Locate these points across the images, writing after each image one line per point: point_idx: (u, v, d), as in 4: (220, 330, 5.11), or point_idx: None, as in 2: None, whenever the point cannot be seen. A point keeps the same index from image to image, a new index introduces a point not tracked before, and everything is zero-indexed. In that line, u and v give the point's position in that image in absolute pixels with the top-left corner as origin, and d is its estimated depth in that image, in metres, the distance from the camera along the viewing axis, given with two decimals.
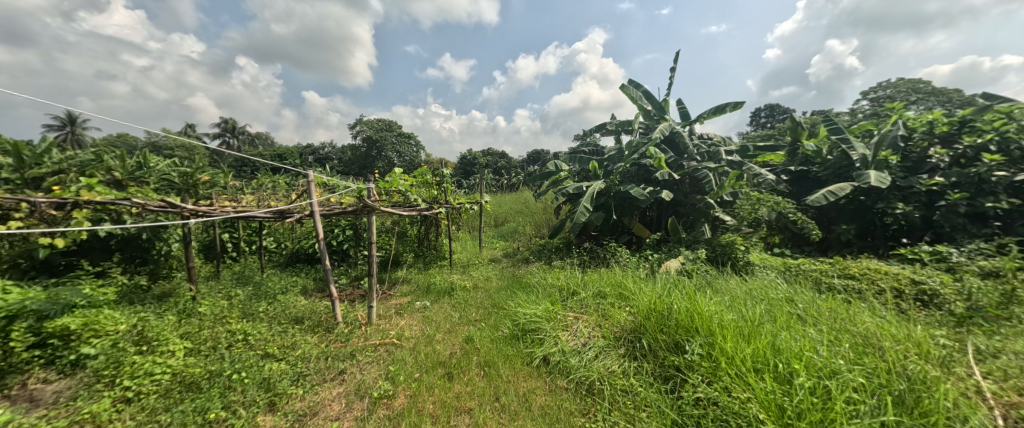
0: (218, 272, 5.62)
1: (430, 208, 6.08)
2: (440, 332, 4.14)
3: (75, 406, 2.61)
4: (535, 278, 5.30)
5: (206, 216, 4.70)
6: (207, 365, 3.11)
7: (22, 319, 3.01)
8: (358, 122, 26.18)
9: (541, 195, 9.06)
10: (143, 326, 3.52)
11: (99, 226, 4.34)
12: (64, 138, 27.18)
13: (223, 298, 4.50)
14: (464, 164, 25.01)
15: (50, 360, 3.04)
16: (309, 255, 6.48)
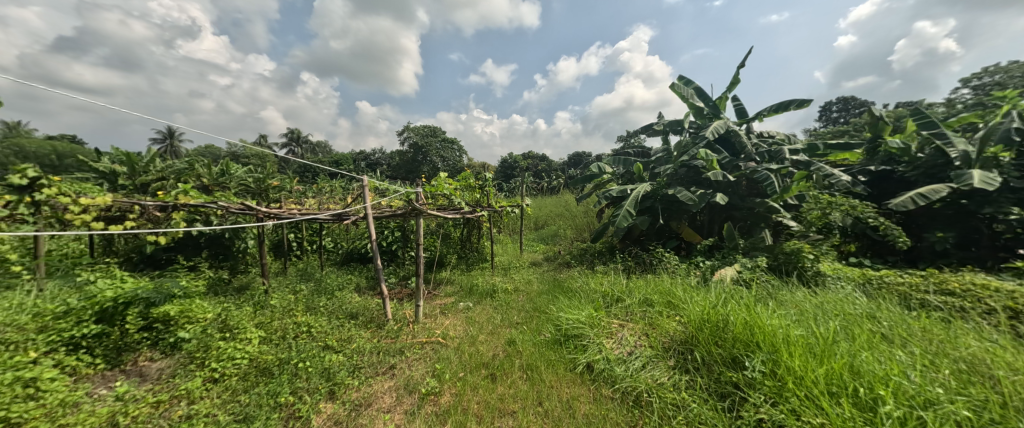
0: (285, 269, 6.20)
1: (473, 211, 6.23)
2: (483, 333, 4.22)
3: (174, 382, 3.02)
4: (577, 282, 5.23)
5: (276, 217, 5.21)
6: (277, 353, 3.44)
7: (135, 306, 3.60)
8: (406, 129, 27.56)
9: (584, 198, 8.91)
10: (225, 315, 3.98)
11: (191, 226, 4.99)
12: (164, 150, 31.56)
13: (290, 292, 4.95)
14: (505, 168, 25.33)
15: (154, 341, 3.54)
16: (362, 254, 6.93)
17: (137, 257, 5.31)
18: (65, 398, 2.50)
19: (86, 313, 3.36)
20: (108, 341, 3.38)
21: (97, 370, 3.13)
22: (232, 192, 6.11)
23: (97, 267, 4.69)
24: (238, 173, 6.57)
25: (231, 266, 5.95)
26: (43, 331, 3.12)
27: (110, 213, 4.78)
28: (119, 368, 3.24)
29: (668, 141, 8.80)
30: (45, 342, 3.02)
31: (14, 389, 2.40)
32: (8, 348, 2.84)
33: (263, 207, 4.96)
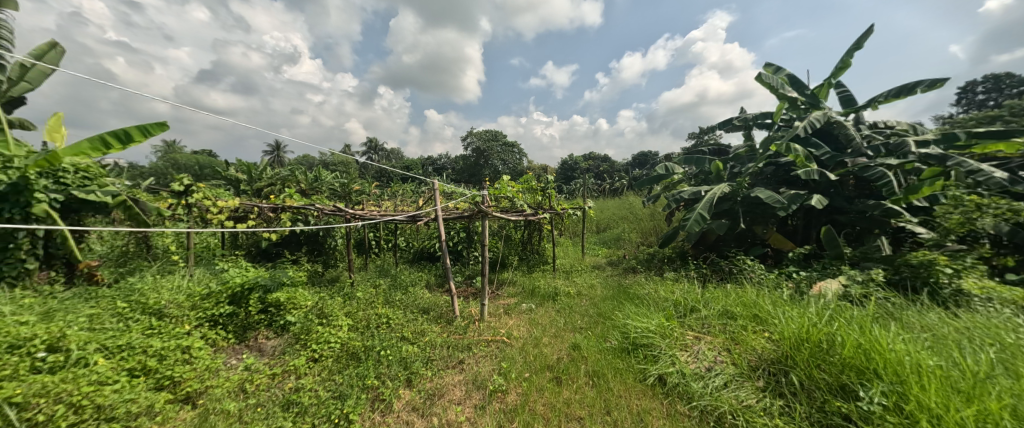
0: (366, 264, 6.85)
1: (536, 214, 6.24)
2: (547, 335, 4.21)
3: (283, 359, 3.53)
4: (644, 289, 4.95)
5: (359, 218, 5.76)
6: (363, 341, 3.81)
7: (256, 291, 4.29)
8: (470, 135, 28.70)
9: (652, 200, 8.41)
10: (321, 304, 4.54)
11: (294, 225, 5.78)
12: (272, 160, 36.91)
13: (371, 286, 5.47)
14: (566, 170, 25.05)
15: (268, 322, 4.17)
16: (431, 253, 7.36)
17: (256, 249, 6.33)
18: (209, 364, 3.06)
19: (222, 295, 4.16)
20: (237, 320, 4.06)
21: (229, 343, 3.78)
22: (323, 196, 6.83)
23: (227, 259, 5.69)
24: (327, 179, 7.35)
25: (324, 260, 6.73)
26: (193, 310, 3.89)
27: (236, 213, 5.75)
28: (243, 343, 3.88)
29: (752, 136, 7.93)
30: (195, 317, 3.79)
31: (176, 353, 3.03)
32: (172, 321, 3.66)
33: (349, 209, 5.55)
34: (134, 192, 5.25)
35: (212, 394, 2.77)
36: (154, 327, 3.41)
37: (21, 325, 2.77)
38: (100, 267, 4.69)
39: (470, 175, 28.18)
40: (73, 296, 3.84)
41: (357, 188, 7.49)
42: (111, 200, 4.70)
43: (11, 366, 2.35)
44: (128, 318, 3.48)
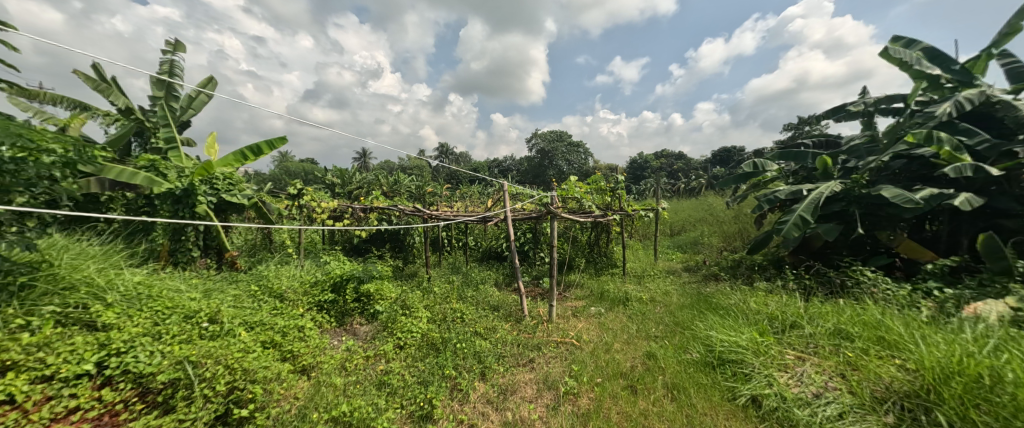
0: (440, 261, 7.29)
1: (606, 215, 6.01)
2: (619, 341, 4.05)
3: (373, 343, 3.93)
4: (731, 299, 4.48)
5: (436, 218, 6.09)
6: (441, 333, 4.08)
7: (350, 281, 4.86)
8: (535, 136, 28.82)
9: (740, 200, 7.58)
10: (402, 297, 4.96)
11: (380, 223, 6.40)
12: (360, 165, 41.28)
13: (445, 282, 5.81)
14: (637, 169, 23.84)
15: (361, 310, 4.68)
16: (499, 252, 7.52)
17: (349, 245, 7.18)
18: (318, 343, 3.54)
19: (326, 285, 4.81)
20: (337, 306, 4.64)
21: (332, 326, 4.33)
22: (400, 197, 7.52)
23: (328, 252, 6.53)
24: (402, 184, 8.22)
25: (403, 257, 7.27)
26: (303, 296, 4.53)
27: (335, 213, 6.59)
28: (341, 326, 4.42)
29: (873, 124, 6.68)
30: (307, 301, 4.44)
31: (293, 331, 3.57)
32: (290, 303, 4.33)
33: (426, 210, 5.96)
34: (261, 195, 6.29)
35: (321, 370, 3.19)
36: (276, 308, 4.06)
37: (188, 300, 3.51)
38: (238, 256, 5.72)
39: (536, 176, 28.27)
40: (218, 279, 4.73)
41: (431, 190, 8.03)
42: (245, 201, 5.69)
43: (184, 333, 2.99)
44: (257, 300, 4.19)
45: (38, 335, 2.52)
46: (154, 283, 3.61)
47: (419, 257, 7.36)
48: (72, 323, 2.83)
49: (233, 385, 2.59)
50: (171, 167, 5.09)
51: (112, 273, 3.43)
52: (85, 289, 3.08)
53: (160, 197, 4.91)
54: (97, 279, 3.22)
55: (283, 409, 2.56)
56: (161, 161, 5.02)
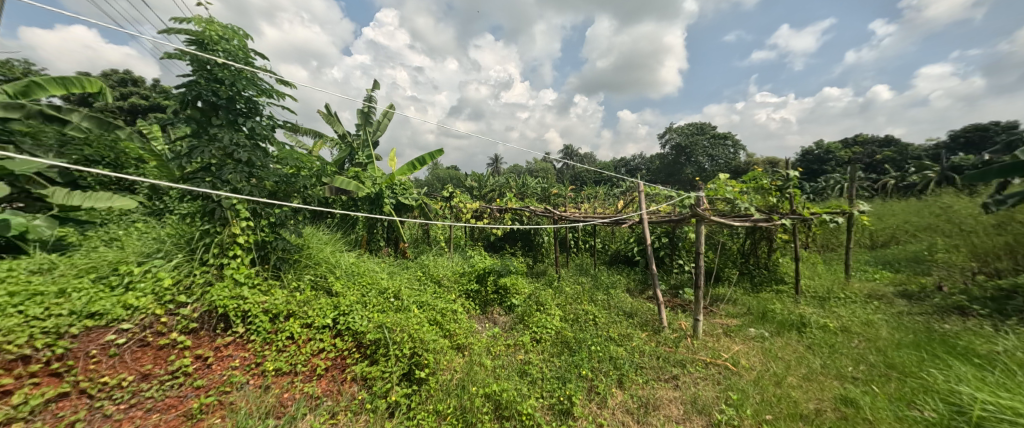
0: (567, 262, 7.35)
1: (770, 219, 4.99)
2: (795, 375, 3.30)
3: (511, 333, 4.24)
4: (995, 346, 3.12)
5: (567, 219, 6.17)
6: (573, 332, 4.11)
7: (491, 274, 5.34)
8: (672, 130, 26.07)
9: (1010, 201, 5.23)
10: (535, 294, 5.20)
11: (514, 222, 6.95)
12: (494, 169, 45.07)
13: (574, 283, 5.81)
14: (815, 162, 19.05)
15: (499, 302, 5.11)
16: (629, 256, 7.07)
17: (487, 242, 7.93)
18: (470, 327, 4.01)
19: (471, 276, 5.41)
20: (480, 295, 5.17)
21: (478, 313, 4.84)
22: (526, 199, 8.03)
23: (472, 248, 7.36)
24: (529, 186, 8.69)
25: (533, 255, 7.57)
26: (454, 284, 5.22)
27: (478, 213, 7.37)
28: (484, 313, 4.90)
29: None
30: (457, 289, 5.10)
31: (451, 314, 4.14)
32: (444, 289, 5.04)
33: (557, 211, 6.09)
34: (424, 198, 7.56)
35: (473, 349, 3.60)
36: (435, 293, 4.80)
37: (379, 280, 4.47)
38: (407, 247, 6.98)
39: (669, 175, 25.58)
40: (394, 264, 5.86)
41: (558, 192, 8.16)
42: (413, 202, 6.94)
43: (379, 305, 3.84)
44: (420, 284, 5.03)
45: (302, 295, 3.63)
46: (358, 264, 4.78)
47: (548, 256, 7.58)
48: (319, 288, 4.01)
49: (414, 351, 3.17)
50: (367, 177, 6.58)
51: (336, 255, 4.65)
52: (324, 266, 4.27)
53: (362, 200, 6.43)
54: (330, 259, 4.41)
55: (448, 377, 3.01)
56: (362, 172, 6.55)
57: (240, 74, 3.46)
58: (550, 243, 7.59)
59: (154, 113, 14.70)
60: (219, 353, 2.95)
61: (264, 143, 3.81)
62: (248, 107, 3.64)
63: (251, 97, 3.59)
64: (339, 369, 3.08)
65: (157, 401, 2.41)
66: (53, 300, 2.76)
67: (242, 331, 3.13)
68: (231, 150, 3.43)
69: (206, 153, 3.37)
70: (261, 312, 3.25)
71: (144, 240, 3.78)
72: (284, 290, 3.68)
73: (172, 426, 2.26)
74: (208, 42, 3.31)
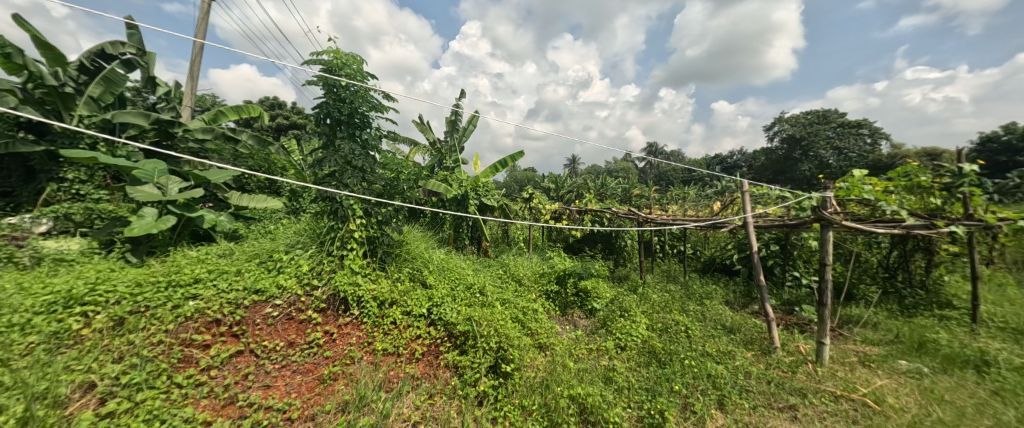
0: (653, 267, 6.87)
1: (932, 227, 3.97)
2: (972, 426, 2.58)
3: (593, 337, 4.12)
4: None
5: (654, 222, 5.77)
6: (662, 343, 3.83)
7: (572, 276, 5.26)
8: (783, 121, 22.47)
9: None
10: (618, 299, 4.98)
11: (594, 224, 6.76)
12: (574, 170, 44.50)
13: (663, 290, 5.40)
14: (1000, 153, 14.65)
15: (580, 305, 5.02)
16: (726, 265, 6.31)
17: (566, 243, 7.84)
18: (552, 327, 4.00)
19: (552, 277, 5.40)
20: (560, 297, 5.13)
21: (559, 314, 4.81)
22: (607, 200, 7.76)
23: (552, 249, 7.36)
24: (611, 187, 8.34)
25: (614, 259, 7.24)
26: (535, 284, 5.29)
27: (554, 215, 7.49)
28: (564, 315, 4.86)
29: None
30: (538, 289, 5.14)
31: (533, 314, 4.19)
32: (526, 289, 5.13)
33: (642, 213, 5.75)
34: (506, 199, 7.81)
35: (555, 350, 3.59)
36: (516, 291, 4.92)
37: (465, 276, 4.75)
38: (490, 246, 7.28)
39: (779, 172, 21.93)
40: (478, 262, 6.16)
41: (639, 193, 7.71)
42: (495, 203, 7.23)
43: (466, 299, 4.08)
44: (502, 282, 5.21)
45: (403, 286, 4.04)
46: (447, 260, 5.15)
47: (631, 261, 7.20)
48: (416, 279, 4.41)
49: (501, 345, 3.29)
50: (454, 180, 7.04)
51: (428, 251, 5.06)
52: (419, 261, 4.68)
53: (450, 201, 6.90)
54: (424, 255, 4.81)
55: (533, 375, 3.05)
56: (450, 175, 7.02)
57: (358, 94, 4.01)
58: (633, 247, 7.19)
59: (293, 130, 17.95)
60: (341, 330, 3.45)
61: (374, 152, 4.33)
62: (363, 121, 4.19)
63: (364, 112, 4.13)
64: (433, 355, 3.36)
65: (300, 364, 2.93)
66: (232, 278, 3.57)
67: (357, 314, 3.60)
68: (349, 158, 3.99)
69: (331, 162, 3.98)
70: (372, 298, 3.71)
71: (288, 234, 4.64)
72: (388, 280, 4.14)
73: (310, 387, 2.72)
74: (336, 68, 3.91)
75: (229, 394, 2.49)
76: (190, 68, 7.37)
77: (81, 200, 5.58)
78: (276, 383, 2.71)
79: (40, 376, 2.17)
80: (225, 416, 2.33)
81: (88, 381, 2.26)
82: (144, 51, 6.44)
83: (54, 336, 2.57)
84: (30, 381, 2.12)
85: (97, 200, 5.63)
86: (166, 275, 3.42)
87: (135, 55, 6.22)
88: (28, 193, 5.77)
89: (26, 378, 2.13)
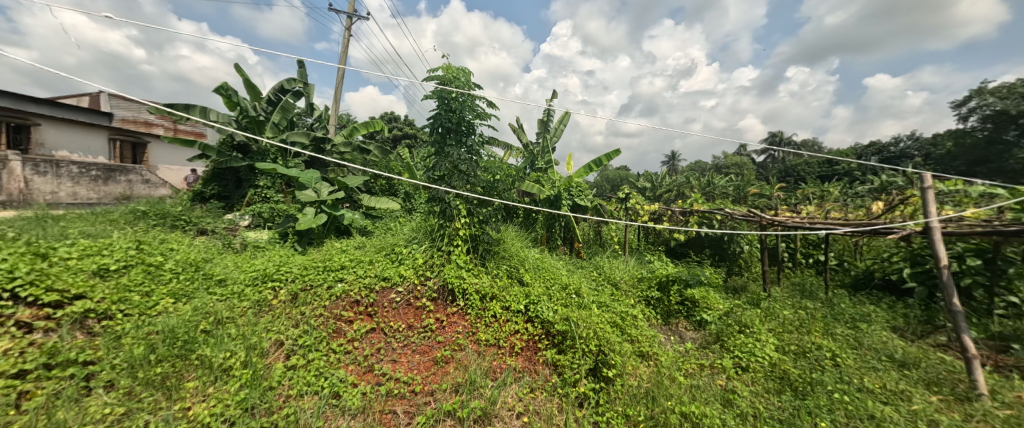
0: (780, 278, 5.82)
1: None
2: None
3: (704, 353, 3.70)
4: None
5: (782, 226, 4.91)
6: (796, 368, 3.23)
7: (676, 283, 4.83)
8: None
9: None
10: (734, 312, 4.37)
11: (701, 227, 6.07)
12: (675, 167, 40.91)
13: (795, 306, 4.54)
14: None
15: (686, 315, 4.56)
16: (889, 281, 4.98)
17: (667, 247, 7.16)
18: (653, 336, 3.73)
19: (652, 282, 5.02)
20: (663, 304, 4.73)
21: (660, 323, 4.46)
22: (716, 200, 6.89)
23: (650, 253, 6.86)
24: (720, 185, 7.39)
25: (727, 267, 6.35)
26: (633, 289, 5.00)
27: (654, 214, 6.97)
28: (667, 324, 4.48)
29: None
30: (636, 294, 4.84)
31: (633, 320, 3.96)
32: (623, 293, 4.89)
33: (766, 214, 4.94)
34: (600, 199, 7.58)
35: (660, 361, 3.31)
36: (612, 295, 4.72)
37: (560, 276, 4.77)
38: (583, 247, 7.15)
39: None
40: (571, 263, 6.10)
41: (758, 191, 6.66)
42: (588, 203, 7.11)
43: (561, 299, 4.08)
44: (596, 284, 5.06)
45: (501, 282, 4.27)
46: (541, 260, 5.24)
47: (749, 270, 6.24)
48: (513, 276, 4.59)
49: (601, 349, 3.20)
50: (546, 181, 7.15)
51: (523, 251, 5.22)
52: (515, 259, 4.86)
53: (542, 202, 6.99)
54: (520, 254, 4.98)
55: (636, 384, 2.89)
56: (543, 176, 7.14)
57: (465, 103, 4.37)
58: (753, 254, 6.22)
59: (407, 139, 20.59)
60: (448, 318, 3.78)
61: (478, 155, 4.64)
62: (469, 127, 4.53)
63: (470, 120, 4.48)
64: (532, 351, 3.45)
65: (419, 345, 3.32)
66: (366, 266, 4.24)
67: (463, 305, 3.91)
68: (457, 163, 4.39)
69: (441, 167, 4.44)
70: (475, 292, 3.99)
71: (405, 231, 5.28)
72: (488, 276, 4.40)
73: (428, 367, 3.07)
74: (448, 81, 4.33)
75: (368, 364, 2.96)
76: (335, 93, 9.01)
77: (267, 201, 7.19)
78: (401, 359, 3.12)
79: (251, 331, 2.92)
80: (366, 380, 2.78)
81: (279, 340, 2.95)
82: (307, 84, 8.12)
83: (256, 303, 3.43)
84: (246, 335, 2.85)
85: (278, 200, 7.20)
86: (321, 262, 4.24)
87: (302, 87, 7.89)
88: (238, 196, 7.80)
89: (243, 332, 2.89)
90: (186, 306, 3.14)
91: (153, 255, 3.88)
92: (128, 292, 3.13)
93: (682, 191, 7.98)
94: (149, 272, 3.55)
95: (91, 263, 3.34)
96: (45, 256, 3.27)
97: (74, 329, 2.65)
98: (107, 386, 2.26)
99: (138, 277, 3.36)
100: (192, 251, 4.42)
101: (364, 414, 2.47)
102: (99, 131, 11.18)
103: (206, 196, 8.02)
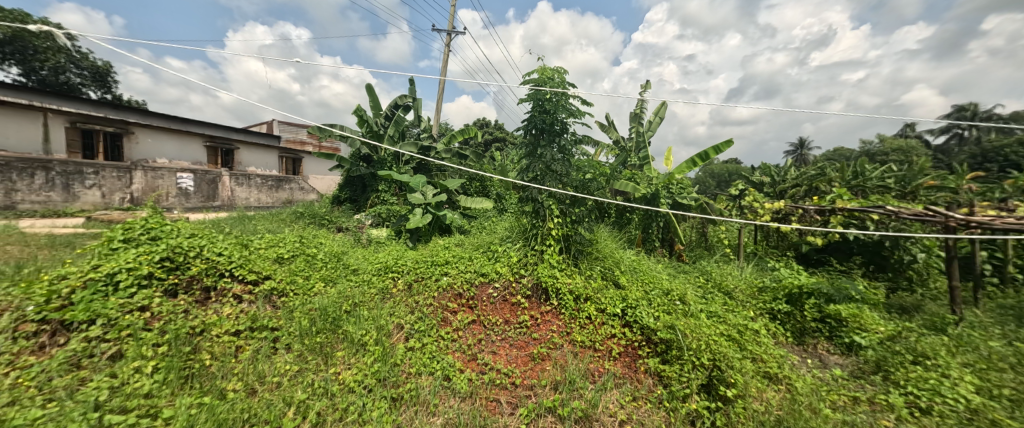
0: (977, 298, 4.38)
1: None
2: None
3: (858, 384, 3.01)
4: None
5: (982, 228, 3.68)
6: (1013, 419, 2.39)
7: (812, 296, 4.02)
8: None
9: None
10: (902, 336, 3.46)
11: (847, 229, 4.95)
12: (801, 159, 34.52)
13: (1004, 337, 3.37)
14: None
15: (827, 335, 3.78)
16: None
17: (796, 252, 6.03)
18: (781, 355, 3.19)
19: (778, 293, 4.28)
20: (794, 320, 3.99)
21: (790, 341, 3.78)
22: (869, 196, 5.53)
23: (773, 259, 5.89)
24: (875, 176, 5.92)
25: (889, 280, 5.05)
26: (750, 299, 4.35)
27: (778, 214, 5.95)
28: (800, 344, 3.77)
29: None
30: (756, 306, 4.20)
31: (754, 335, 3.45)
32: (739, 304, 4.29)
33: (952, 213, 3.78)
34: (706, 197, 6.81)
35: (794, 386, 2.81)
36: (725, 305, 4.17)
37: (660, 281, 4.41)
38: (685, 250, 6.52)
39: None
40: (672, 267, 5.59)
41: (935, 184, 5.14)
42: (692, 202, 6.45)
43: (663, 305, 3.77)
44: (704, 292, 4.54)
45: (596, 283, 4.14)
46: (639, 262, 4.95)
47: (922, 284, 4.86)
48: (608, 278, 4.42)
49: (715, 364, 2.85)
50: (643, 178, 6.73)
51: (618, 252, 4.99)
52: (610, 261, 4.66)
53: (638, 200, 6.56)
54: (616, 256, 4.77)
55: (762, 410, 2.50)
56: (638, 174, 6.75)
57: (559, 103, 4.37)
58: (930, 264, 4.82)
59: (497, 142, 21.60)
60: (543, 316, 3.83)
61: (571, 155, 4.59)
62: (563, 127, 4.51)
63: (563, 119, 4.46)
64: (631, 357, 3.28)
65: (516, 340, 3.45)
66: (467, 262, 4.57)
67: (557, 304, 3.91)
68: (550, 164, 4.44)
69: (535, 168, 4.52)
70: (569, 292, 3.95)
71: (500, 230, 5.53)
72: (582, 277, 4.32)
73: (525, 362, 3.15)
74: (543, 83, 4.39)
75: (472, 353, 3.18)
76: (439, 104, 9.94)
77: (386, 203, 8.27)
78: (501, 351, 3.28)
79: (380, 315, 3.40)
80: (471, 368, 2.99)
81: (399, 324, 3.37)
82: (417, 99, 9.14)
83: (380, 290, 3.99)
84: (376, 318, 3.33)
85: (393, 203, 8.21)
86: (429, 257, 4.73)
87: (412, 102, 8.91)
88: (365, 199, 9.17)
89: (373, 315, 3.38)
90: (332, 290, 3.83)
91: (310, 248, 4.82)
92: (295, 275, 3.96)
93: (815, 186, 6.64)
94: (308, 261, 4.43)
95: (273, 253, 4.32)
96: (247, 246, 4.35)
97: (266, 302, 3.48)
98: (286, 348, 2.91)
99: (301, 265, 4.23)
100: (334, 246, 5.37)
101: (471, 398, 2.66)
102: (274, 151, 14.40)
103: (342, 199, 9.62)
